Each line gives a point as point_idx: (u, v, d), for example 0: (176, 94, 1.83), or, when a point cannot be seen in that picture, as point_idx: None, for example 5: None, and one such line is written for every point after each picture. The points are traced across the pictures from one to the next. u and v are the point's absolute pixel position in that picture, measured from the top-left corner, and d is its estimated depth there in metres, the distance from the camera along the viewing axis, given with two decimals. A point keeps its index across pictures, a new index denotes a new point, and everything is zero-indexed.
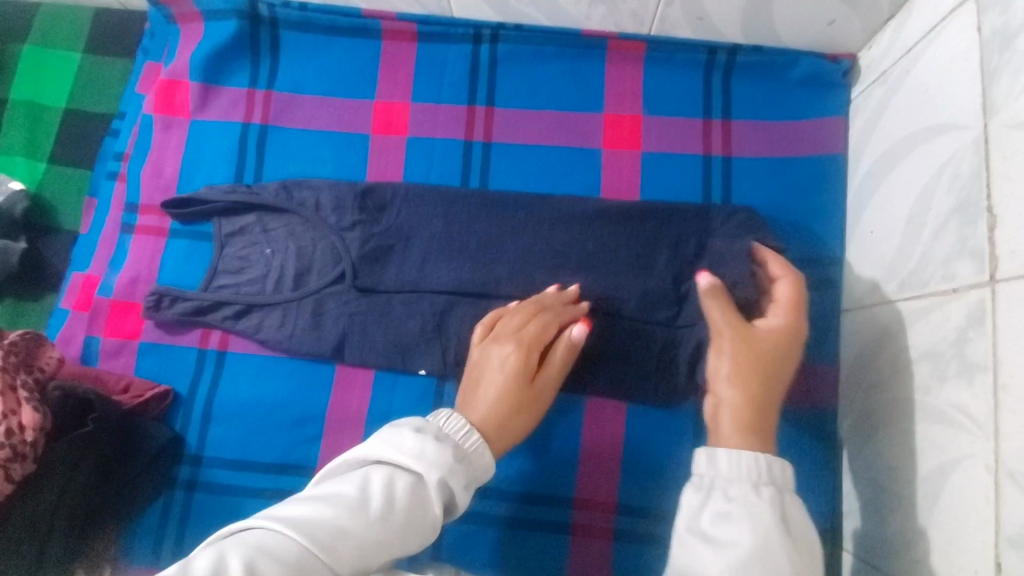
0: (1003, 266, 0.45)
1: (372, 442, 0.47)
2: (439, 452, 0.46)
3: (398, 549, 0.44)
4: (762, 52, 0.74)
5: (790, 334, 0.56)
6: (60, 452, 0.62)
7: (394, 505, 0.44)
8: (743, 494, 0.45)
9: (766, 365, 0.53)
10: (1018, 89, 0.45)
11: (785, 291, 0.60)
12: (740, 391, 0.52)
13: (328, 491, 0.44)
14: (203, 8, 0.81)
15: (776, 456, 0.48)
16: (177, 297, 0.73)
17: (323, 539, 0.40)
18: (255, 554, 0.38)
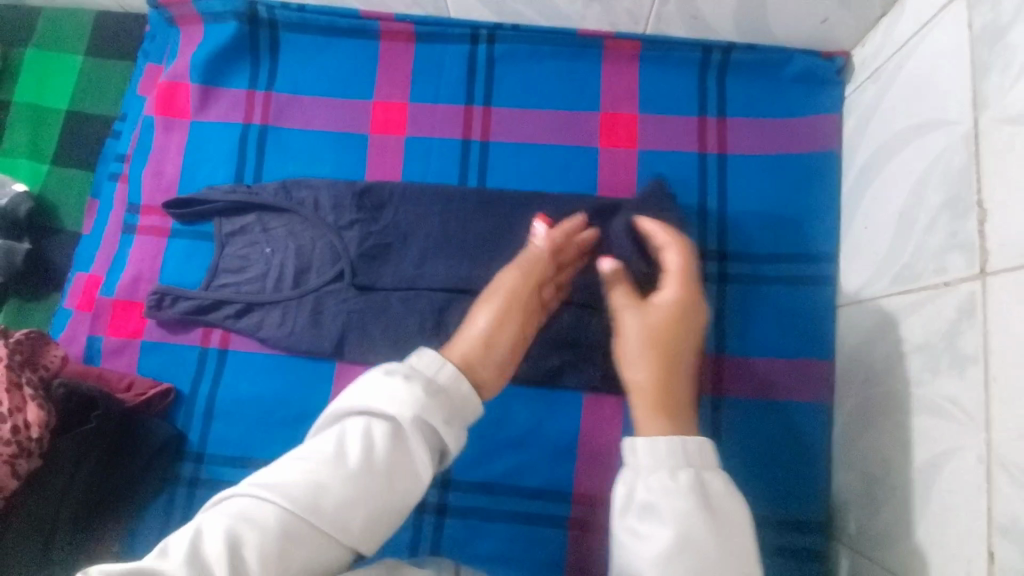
0: (993, 259, 0.46)
1: (347, 394, 0.46)
2: (409, 392, 0.44)
3: (387, 497, 0.43)
4: (755, 50, 0.75)
5: (686, 300, 0.53)
6: (64, 448, 0.63)
7: (373, 453, 0.43)
8: (660, 485, 0.41)
9: (668, 339, 0.50)
10: (1007, 83, 0.46)
11: (673, 262, 0.57)
12: (647, 368, 0.48)
13: (308, 450, 0.43)
14: (203, 10, 0.82)
15: (697, 437, 0.44)
16: (179, 296, 0.75)
17: (300, 499, 0.41)
18: (234, 522, 0.40)
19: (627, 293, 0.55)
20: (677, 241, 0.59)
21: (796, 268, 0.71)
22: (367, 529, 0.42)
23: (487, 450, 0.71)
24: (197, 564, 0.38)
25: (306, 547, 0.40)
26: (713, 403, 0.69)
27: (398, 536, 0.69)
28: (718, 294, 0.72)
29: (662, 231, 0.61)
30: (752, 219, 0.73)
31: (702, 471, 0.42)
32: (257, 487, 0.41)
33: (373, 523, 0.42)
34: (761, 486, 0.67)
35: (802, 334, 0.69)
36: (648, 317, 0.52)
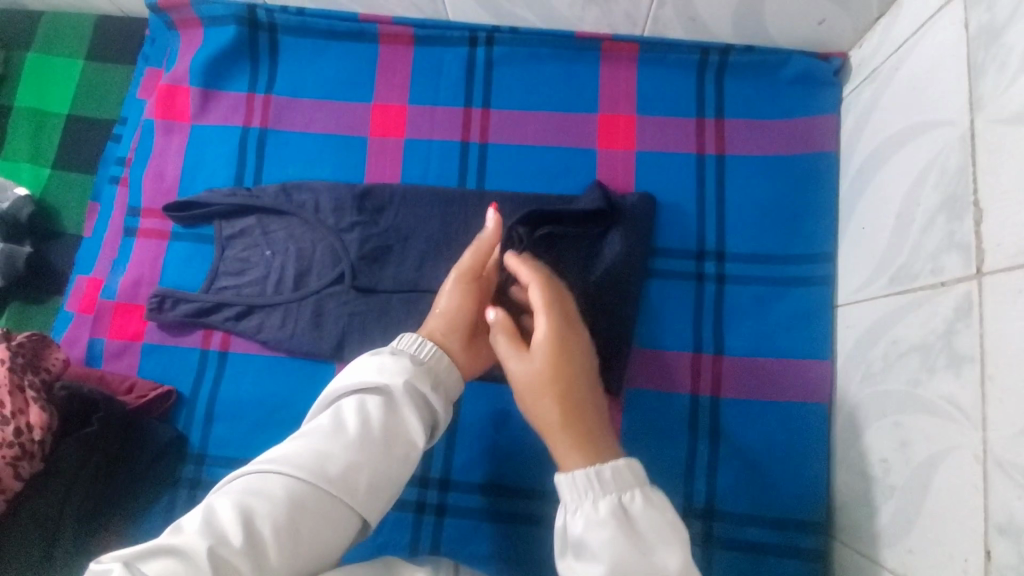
0: (989, 259, 0.46)
1: (339, 376, 0.52)
2: (396, 363, 0.51)
3: (385, 461, 0.48)
4: (753, 52, 0.75)
5: (559, 339, 0.53)
6: (68, 451, 0.63)
7: (371, 420, 0.49)
8: (587, 520, 0.44)
9: (562, 379, 0.52)
10: (1003, 84, 0.46)
11: (536, 297, 0.55)
12: (552, 407, 0.51)
13: (308, 428, 0.49)
14: (203, 14, 0.82)
15: (610, 463, 0.46)
16: (179, 298, 0.75)
17: (306, 466, 0.45)
18: (245, 495, 0.43)
19: (508, 341, 0.55)
20: (538, 274, 0.57)
21: (794, 269, 0.71)
22: (369, 490, 0.47)
23: (487, 451, 0.71)
24: (215, 534, 0.41)
25: (315, 510, 0.44)
26: (711, 402, 0.70)
27: (398, 536, 0.69)
28: (716, 294, 0.72)
29: (520, 267, 0.58)
30: (749, 219, 0.73)
31: (620, 496, 0.44)
32: (264, 462, 0.46)
33: (375, 484, 0.47)
34: (760, 484, 0.67)
35: (800, 334, 0.70)
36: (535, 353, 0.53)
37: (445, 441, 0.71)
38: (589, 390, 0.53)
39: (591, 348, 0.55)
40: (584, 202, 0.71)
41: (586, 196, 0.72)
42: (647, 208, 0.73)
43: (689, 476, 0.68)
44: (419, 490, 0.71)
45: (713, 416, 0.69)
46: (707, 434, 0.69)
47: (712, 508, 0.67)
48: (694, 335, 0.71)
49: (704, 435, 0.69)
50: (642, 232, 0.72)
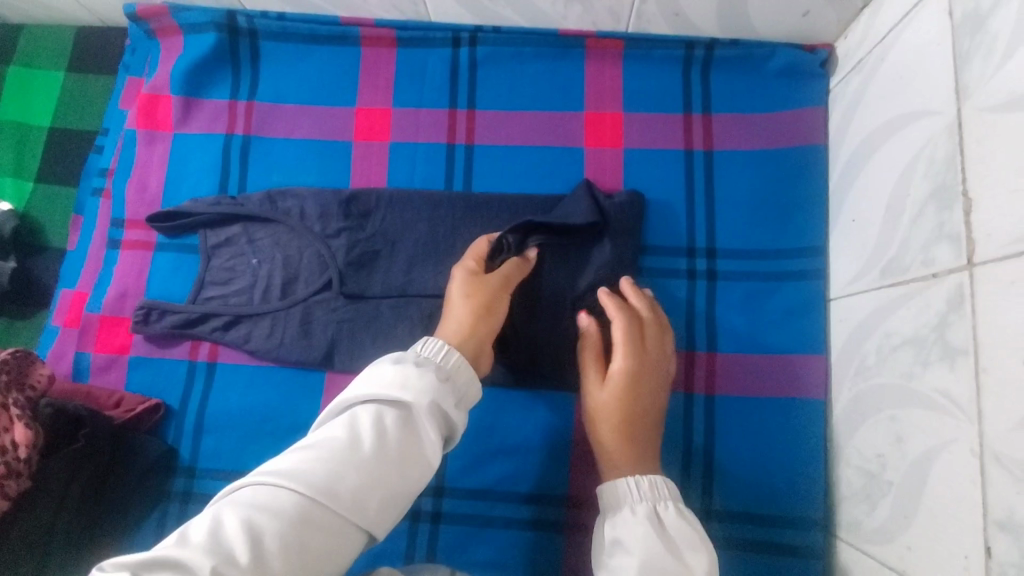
0: (980, 250, 0.45)
1: (356, 383, 0.48)
2: (422, 378, 0.47)
3: (399, 480, 0.45)
4: (738, 46, 0.75)
5: (633, 375, 0.60)
6: (55, 468, 0.61)
7: (387, 437, 0.45)
8: (623, 519, 0.50)
9: (627, 412, 0.59)
10: (989, 72, 0.46)
11: (617, 335, 0.62)
12: (609, 433, 0.58)
13: (319, 438, 0.45)
14: (182, 22, 0.81)
15: (649, 476, 0.53)
16: (165, 310, 0.74)
17: (319, 484, 0.42)
18: (252, 511, 0.40)
19: (590, 364, 0.63)
20: (619, 310, 0.64)
21: (786, 263, 0.70)
22: (381, 511, 0.44)
23: (481, 456, 0.70)
24: (221, 552, 0.38)
25: (326, 531, 0.41)
26: (705, 401, 0.69)
27: (392, 545, 0.68)
28: (707, 291, 0.71)
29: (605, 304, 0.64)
30: (739, 214, 0.73)
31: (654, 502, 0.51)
32: (275, 476, 0.43)
33: (386, 505, 0.44)
34: (757, 482, 0.67)
35: (794, 329, 0.69)
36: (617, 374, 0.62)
37: None
38: (648, 426, 0.60)
39: (664, 386, 0.62)
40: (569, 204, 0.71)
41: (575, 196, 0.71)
42: (636, 206, 0.72)
43: (685, 476, 0.68)
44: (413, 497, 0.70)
45: (708, 413, 0.69)
46: (702, 432, 0.68)
47: (710, 508, 0.67)
48: (686, 333, 0.71)
49: (699, 434, 0.68)
50: (630, 231, 0.71)
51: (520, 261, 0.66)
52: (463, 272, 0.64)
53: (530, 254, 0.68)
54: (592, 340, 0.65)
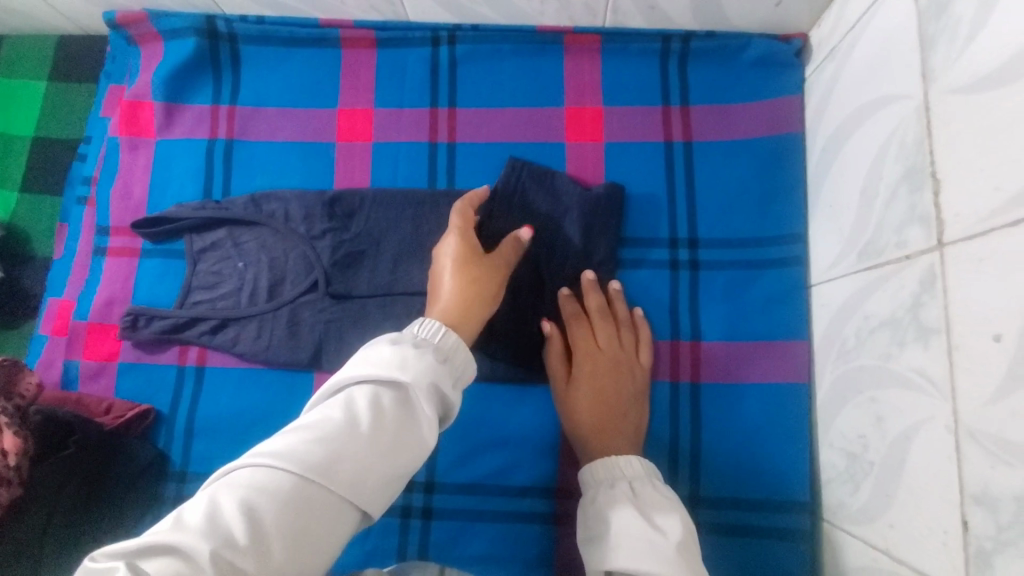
0: (949, 230, 0.46)
1: (352, 365, 0.48)
2: (420, 358, 0.48)
3: (397, 459, 0.45)
4: (714, 37, 0.75)
5: (602, 368, 0.67)
6: (44, 474, 0.61)
7: (384, 416, 0.45)
8: (603, 494, 0.56)
9: (602, 404, 0.65)
10: (954, 55, 0.46)
11: (579, 333, 0.69)
12: (589, 425, 0.64)
13: (315, 418, 0.44)
14: (161, 28, 0.82)
15: (627, 456, 0.59)
16: (153, 315, 0.74)
17: (317, 464, 0.41)
18: (250, 493, 0.40)
19: (558, 364, 0.68)
20: (577, 309, 0.69)
21: (767, 251, 0.71)
22: (379, 490, 0.44)
23: (471, 451, 0.71)
24: (219, 534, 0.37)
25: (325, 511, 0.41)
26: (691, 389, 0.70)
27: (385, 541, 0.69)
28: (690, 281, 0.72)
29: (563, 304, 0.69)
30: (720, 204, 0.73)
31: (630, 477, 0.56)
32: (271, 456, 0.42)
33: (384, 484, 0.44)
34: (743, 467, 0.68)
35: (776, 316, 0.69)
36: (593, 374, 0.67)
37: None
38: (625, 414, 0.65)
39: (632, 373, 0.68)
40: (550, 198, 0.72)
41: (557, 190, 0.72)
42: (616, 199, 0.72)
43: (673, 464, 0.69)
44: (404, 494, 0.70)
45: (694, 401, 0.69)
46: (688, 420, 0.69)
47: (697, 494, 0.68)
48: (671, 322, 0.72)
49: (685, 422, 0.69)
50: (610, 224, 0.72)
51: (516, 241, 0.66)
52: (456, 240, 0.64)
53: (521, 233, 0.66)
54: (557, 345, 0.69)
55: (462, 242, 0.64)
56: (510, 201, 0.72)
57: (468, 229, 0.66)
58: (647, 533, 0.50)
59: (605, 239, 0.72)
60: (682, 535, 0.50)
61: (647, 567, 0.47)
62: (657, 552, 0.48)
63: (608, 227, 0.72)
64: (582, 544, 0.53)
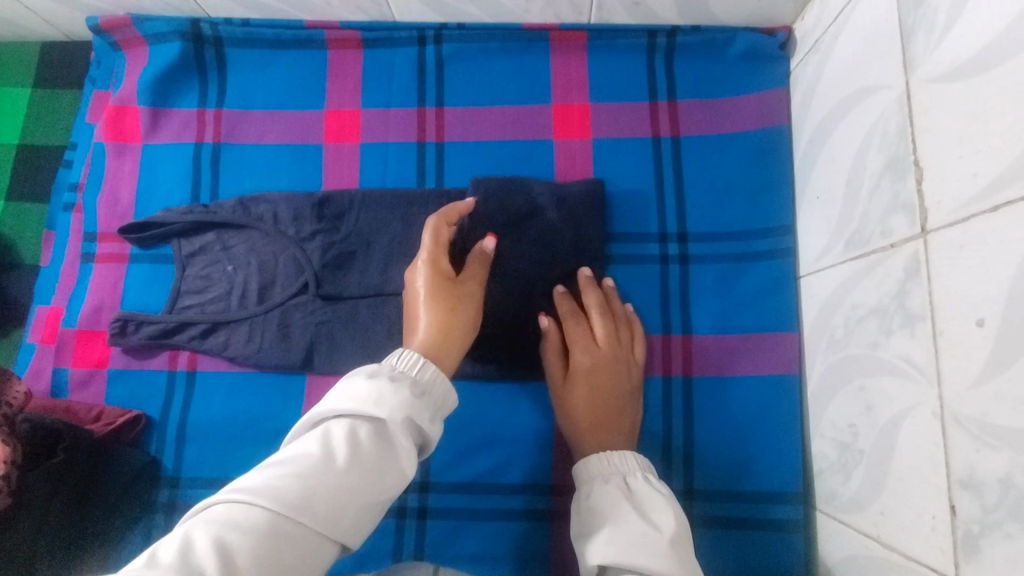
0: (932, 218, 0.46)
1: (329, 399, 0.48)
2: (396, 393, 0.47)
3: (373, 494, 0.45)
4: (699, 32, 0.76)
5: (598, 366, 0.66)
6: (34, 482, 0.60)
7: (361, 452, 0.45)
8: (597, 489, 0.56)
9: (598, 403, 0.65)
10: (933, 44, 0.47)
11: (574, 331, 0.68)
12: (586, 422, 0.64)
13: (292, 454, 0.45)
14: (146, 32, 0.81)
15: (619, 451, 0.59)
16: (141, 321, 0.74)
17: (293, 501, 0.42)
18: (224, 530, 0.40)
19: (555, 361, 0.68)
20: (572, 307, 0.69)
21: (756, 243, 0.71)
22: (356, 524, 0.44)
23: (465, 450, 0.71)
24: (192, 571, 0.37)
25: (301, 548, 0.41)
26: (683, 383, 0.70)
27: (380, 543, 0.69)
28: (680, 276, 0.72)
29: (559, 300, 0.69)
30: (708, 198, 0.74)
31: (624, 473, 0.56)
32: (248, 494, 0.42)
33: (361, 519, 0.45)
34: (735, 460, 0.68)
35: (766, 308, 0.70)
36: (591, 372, 0.66)
37: None
38: (622, 411, 0.65)
39: (629, 369, 0.68)
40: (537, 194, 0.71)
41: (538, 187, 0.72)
42: (597, 196, 0.72)
43: (666, 458, 0.69)
44: (398, 495, 0.70)
45: (686, 395, 0.70)
46: (681, 415, 0.69)
47: (691, 488, 0.68)
48: (662, 317, 0.72)
49: (678, 417, 0.69)
50: (597, 220, 0.72)
51: (482, 252, 0.65)
52: (426, 267, 0.63)
53: (485, 245, 0.66)
54: (554, 340, 0.69)
55: (433, 266, 0.63)
56: (493, 206, 0.70)
57: (437, 249, 0.64)
58: (640, 528, 0.50)
59: (594, 236, 0.72)
60: (675, 528, 0.50)
61: (642, 561, 0.47)
62: (651, 546, 0.48)
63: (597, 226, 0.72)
64: (576, 539, 0.53)
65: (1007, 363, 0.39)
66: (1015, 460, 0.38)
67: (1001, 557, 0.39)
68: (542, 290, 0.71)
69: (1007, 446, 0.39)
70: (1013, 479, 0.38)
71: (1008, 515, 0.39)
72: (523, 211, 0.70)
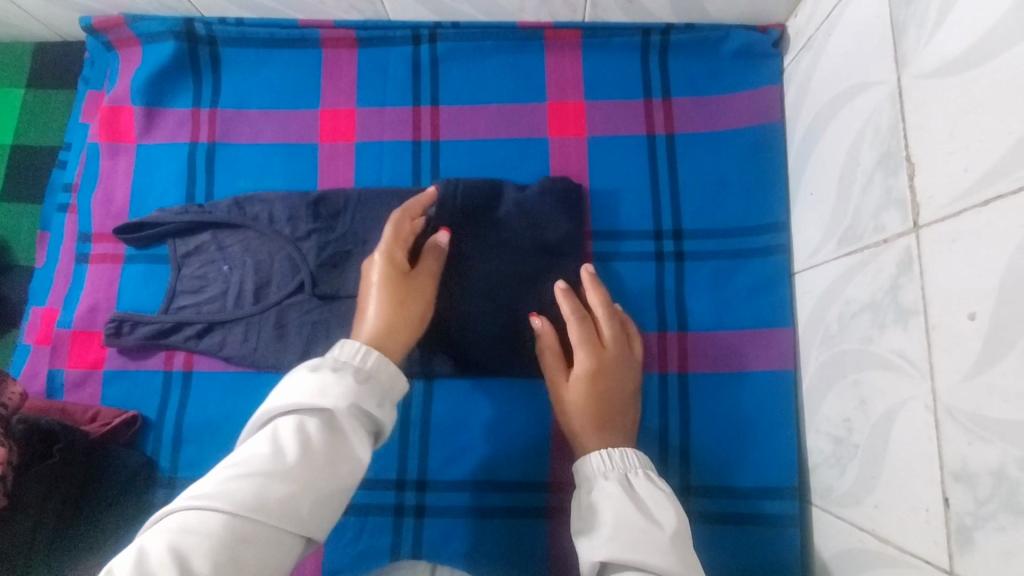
0: (924, 213, 0.47)
1: (273, 398, 0.49)
2: (340, 383, 0.48)
3: (328, 483, 0.46)
4: (693, 30, 0.76)
5: (599, 370, 0.64)
6: (31, 484, 0.59)
7: (311, 445, 0.46)
8: (597, 487, 0.55)
9: (599, 406, 0.63)
10: (925, 40, 0.47)
11: (574, 333, 0.66)
12: (583, 421, 0.63)
13: (241, 456, 0.45)
14: (140, 32, 0.81)
15: (621, 448, 0.58)
16: (137, 321, 0.74)
17: (245, 500, 0.42)
18: (179, 536, 0.41)
19: (554, 361, 0.67)
20: (572, 310, 0.67)
21: (750, 240, 0.72)
22: (315, 515, 0.45)
23: (461, 448, 0.71)
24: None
25: (259, 544, 0.42)
26: (680, 380, 0.70)
27: (378, 541, 0.69)
28: (675, 272, 0.73)
29: (561, 300, 0.68)
30: (702, 195, 0.74)
31: (626, 470, 0.55)
32: (200, 499, 0.43)
33: (319, 508, 0.45)
34: (731, 456, 0.68)
35: (761, 304, 0.70)
36: (593, 374, 0.64)
37: (420, 442, 0.71)
38: (622, 409, 0.64)
39: (631, 371, 0.66)
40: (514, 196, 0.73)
41: (507, 187, 0.73)
42: (568, 192, 0.73)
43: (663, 454, 0.69)
44: (396, 493, 0.70)
45: (682, 391, 0.70)
46: (677, 412, 0.70)
47: (688, 484, 0.68)
48: (658, 313, 0.72)
49: (674, 414, 0.70)
50: (569, 213, 0.73)
51: (438, 246, 0.66)
52: (381, 259, 0.63)
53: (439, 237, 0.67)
54: (551, 341, 0.68)
55: (387, 258, 0.63)
56: (453, 201, 0.71)
57: (393, 241, 0.65)
58: (641, 525, 0.50)
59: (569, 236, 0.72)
60: (677, 524, 0.51)
61: (643, 557, 0.47)
62: (653, 543, 0.48)
63: (570, 227, 0.72)
64: (576, 536, 0.53)
65: (999, 356, 0.39)
66: (1007, 452, 0.38)
67: (995, 548, 0.39)
68: (512, 286, 0.70)
69: (999, 439, 0.39)
70: (1006, 471, 0.39)
71: (1002, 506, 0.39)
72: (484, 207, 0.72)
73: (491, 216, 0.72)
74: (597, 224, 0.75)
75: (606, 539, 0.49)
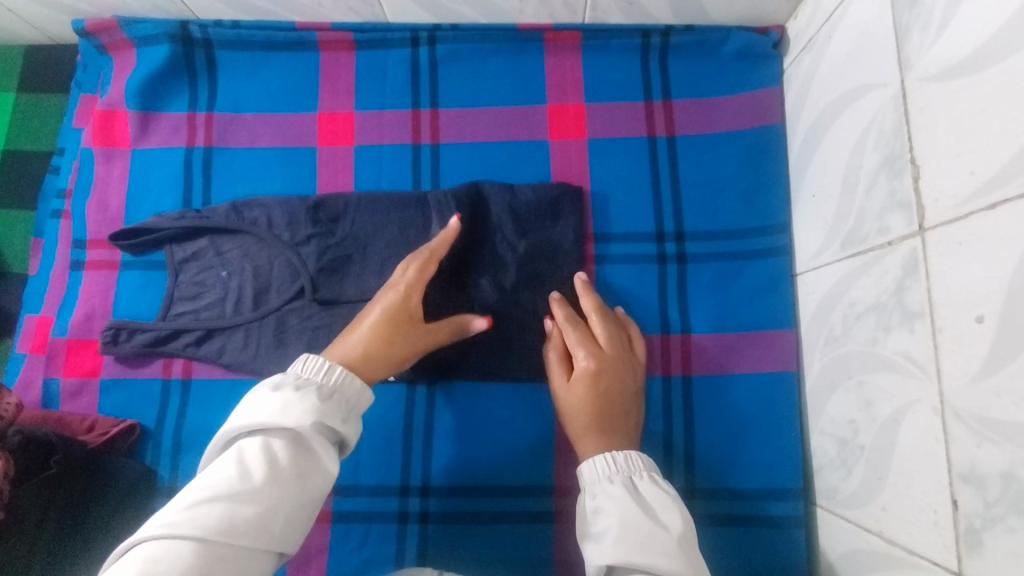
0: (929, 214, 0.47)
1: (234, 421, 0.48)
2: (305, 401, 0.49)
3: (298, 500, 0.46)
4: (693, 32, 0.76)
5: (602, 369, 0.64)
6: (29, 496, 0.59)
7: (278, 463, 0.46)
8: (606, 490, 0.54)
9: (603, 405, 0.62)
10: (928, 43, 0.47)
11: (571, 338, 0.66)
12: (586, 426, 0.62)
13: (207, 482, 0.45)
14: (133, 34, 0.80)
15: (627, 451, 0.58)
16: (134, 329, 0.73)
17: (215, 524, 0.42)
18: (151, 566, 0.40)
19: (558, 361, 0.67)
20: (565, 316, 0.67)
21: (752, 242, 0.72)
22: (287, 530, 0.46)
23: (464, 454, 0.70)
24: None
25: (233, 565, 0.42)
26: (683, 382, 0.70)
27: (384, 548, 0.68)
28: (678, 274, 0.73)
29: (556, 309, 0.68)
30: (704, 197, 0.74)
31: (631, 473, 0.55)
32: (166, 527, 0.42)
33: (291, 524, 0.46)
34: (734, 458, 0.68)
35: (763, 306, 0.70)
36: (598, 373, 0.64)
37: (423, 447, 0.70)
38: (628, 413, 0.64)
39: (632, 369, 0.66)
40: (500, 199, 0.73)
41: (494, 194, 0.73)
42: (564, 195, 0.73)
43: (668, 456, 0.69)
44: (400, 499, 0.69)
45: (686, 391, 0.70)
46: (681, 414, 0.70)
47: (693, 486, 0.68)
48: (660, 316, 0.72)
49: (679, 416, 0.70)
50: (564, 219, 0.73)
51: (465, 325, 0.65)
52: (396, 295, 0.62)
53: (474, 325, 0.65)
54: (559, 342, 0.68)
55: (402, 301, 0.62)
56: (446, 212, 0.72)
57: (415, 284, 0.63)
58: (645, 526, 0.50)
59: (564, 240, 0.72)
60: (682, 526, 0.51)
61: (649, 560, 0.47)
62: (658, 546, 0.48)
63: (570, 234, 0.72)
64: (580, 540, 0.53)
65: (1008, 358, 0.39)
66: (1015, 454, 0.39)
67: (1004, 550, 0.40)
68: (507, 292, 0.71)
69: (1007, 440, 0.39)
70: (1014, 473, 0.39)
71: (1010, 508, 0.39)
72: (487, 225, 0.72)
73: (478, 222, 0.72)
74: (598, 225, 0.74)
75: (614, 542, 0.49)
